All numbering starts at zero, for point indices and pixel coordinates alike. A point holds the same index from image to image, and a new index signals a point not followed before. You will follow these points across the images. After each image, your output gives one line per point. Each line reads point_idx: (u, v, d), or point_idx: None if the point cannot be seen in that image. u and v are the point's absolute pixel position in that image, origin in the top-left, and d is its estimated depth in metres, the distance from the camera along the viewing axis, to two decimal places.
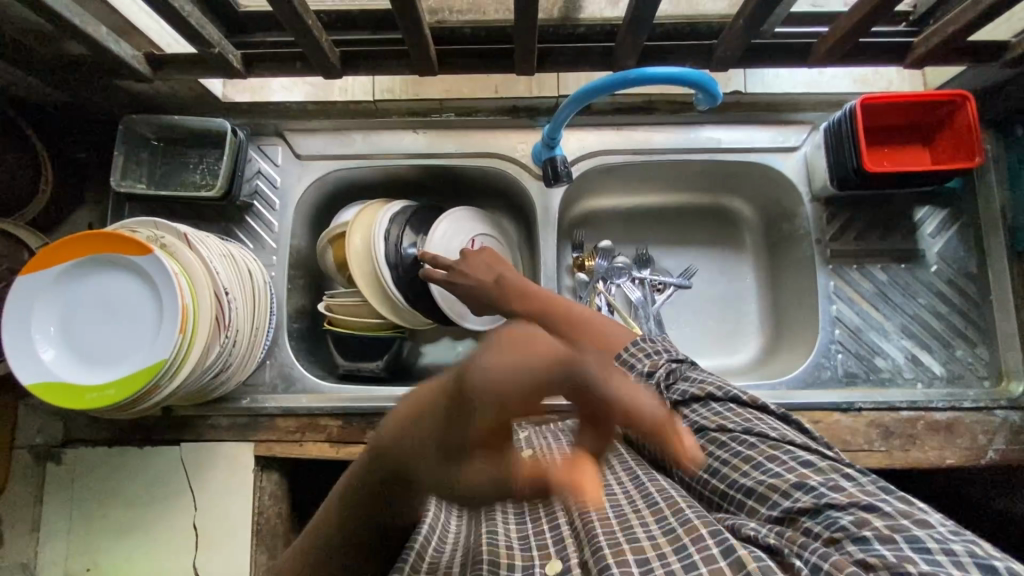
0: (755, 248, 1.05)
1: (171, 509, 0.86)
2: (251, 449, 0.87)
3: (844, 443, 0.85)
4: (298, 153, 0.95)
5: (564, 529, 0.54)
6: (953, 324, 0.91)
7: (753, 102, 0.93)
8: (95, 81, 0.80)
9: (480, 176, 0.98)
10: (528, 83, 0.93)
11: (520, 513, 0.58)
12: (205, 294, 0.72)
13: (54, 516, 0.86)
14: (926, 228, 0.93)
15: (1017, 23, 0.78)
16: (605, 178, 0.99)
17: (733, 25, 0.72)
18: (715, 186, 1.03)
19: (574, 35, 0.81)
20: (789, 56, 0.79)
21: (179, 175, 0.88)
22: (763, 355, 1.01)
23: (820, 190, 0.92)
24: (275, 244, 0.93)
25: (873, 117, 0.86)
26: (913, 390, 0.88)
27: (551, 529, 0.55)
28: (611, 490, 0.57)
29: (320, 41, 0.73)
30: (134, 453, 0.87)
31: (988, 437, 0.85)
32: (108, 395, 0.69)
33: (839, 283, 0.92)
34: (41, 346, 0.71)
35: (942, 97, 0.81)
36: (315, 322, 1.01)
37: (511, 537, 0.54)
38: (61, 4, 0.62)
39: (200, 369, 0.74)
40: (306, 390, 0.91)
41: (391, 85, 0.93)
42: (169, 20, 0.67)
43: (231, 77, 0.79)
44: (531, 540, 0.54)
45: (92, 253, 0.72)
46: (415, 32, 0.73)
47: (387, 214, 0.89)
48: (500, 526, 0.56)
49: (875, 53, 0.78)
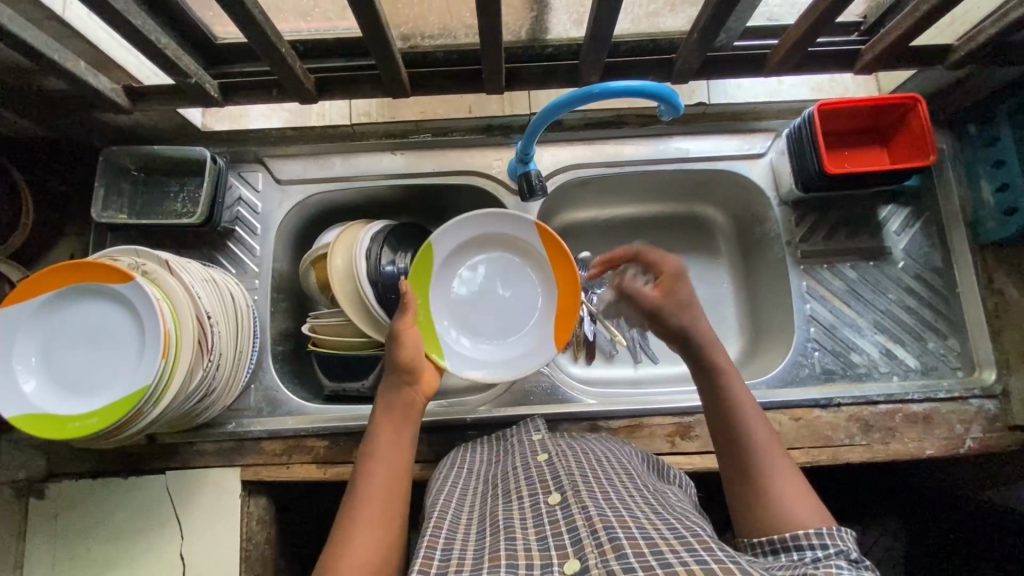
0: (729, 253, 1.08)
1: (159, 540, 0.85)
2: (236, 473, 0.87)
3: (826, 438, 0.86)
4: (278, 178, 0.96)
5: (582, 531, 0.53)
6: (922, 318, 0.93)
7: (717, 113, 0.97)
8: (77, 115, 0.82)
9: (458, 193, 1.00)
10: (501, 102, 0.99)
11: (535, 516, 0.57)
12: (187, 319, 0.73)
13: (38, 552, 0.85)
14: (891, 225, 0.96)
15: (959, 27, 0.82)
16: (580, 191, 1.02)
17: (688, 40, 0.76)
18: (688, 195, 1.06)
19: (542, 55, 0.85)
20: (747, 66, 0.83)
21: (161, 204, 0.90)
22: (743, 357, 1.03)
23: (787, 195, 0.95)
24: (258, 269, 0.94)
25: (833, 122, 0.90)
26: (890, 383, 0.90)
27: (567, 530, 0.54)
28: (634, 513, 0.55)
29: (294, 70, 0.76)
30: (121, 484, 0.87)
31: (966, 426, 0.87)
32: (90, 424, 0.69)
33: (811, 283, 0.95)
34: (23, 377, 0.71)
35: (893, 99, 0.85)
36: (299, 345, 1.02)
37: (527, 538, 0.54)
38: (40, 42, 0.64)
39: (183, 394, 0.74)
40: (292, 412, 0.91)
41: (368, 109, 0.99)
42: (147, 54, 0.69)
43: (208, 105, 0.81)
44: (549, 541, 0.54)
45: (79, 282, 0.72)
46: (388, 58, 0.76)
47: (367, 234, 0.91)
48: (516, 529, 0.56)
49: (826, 60, 0.82)
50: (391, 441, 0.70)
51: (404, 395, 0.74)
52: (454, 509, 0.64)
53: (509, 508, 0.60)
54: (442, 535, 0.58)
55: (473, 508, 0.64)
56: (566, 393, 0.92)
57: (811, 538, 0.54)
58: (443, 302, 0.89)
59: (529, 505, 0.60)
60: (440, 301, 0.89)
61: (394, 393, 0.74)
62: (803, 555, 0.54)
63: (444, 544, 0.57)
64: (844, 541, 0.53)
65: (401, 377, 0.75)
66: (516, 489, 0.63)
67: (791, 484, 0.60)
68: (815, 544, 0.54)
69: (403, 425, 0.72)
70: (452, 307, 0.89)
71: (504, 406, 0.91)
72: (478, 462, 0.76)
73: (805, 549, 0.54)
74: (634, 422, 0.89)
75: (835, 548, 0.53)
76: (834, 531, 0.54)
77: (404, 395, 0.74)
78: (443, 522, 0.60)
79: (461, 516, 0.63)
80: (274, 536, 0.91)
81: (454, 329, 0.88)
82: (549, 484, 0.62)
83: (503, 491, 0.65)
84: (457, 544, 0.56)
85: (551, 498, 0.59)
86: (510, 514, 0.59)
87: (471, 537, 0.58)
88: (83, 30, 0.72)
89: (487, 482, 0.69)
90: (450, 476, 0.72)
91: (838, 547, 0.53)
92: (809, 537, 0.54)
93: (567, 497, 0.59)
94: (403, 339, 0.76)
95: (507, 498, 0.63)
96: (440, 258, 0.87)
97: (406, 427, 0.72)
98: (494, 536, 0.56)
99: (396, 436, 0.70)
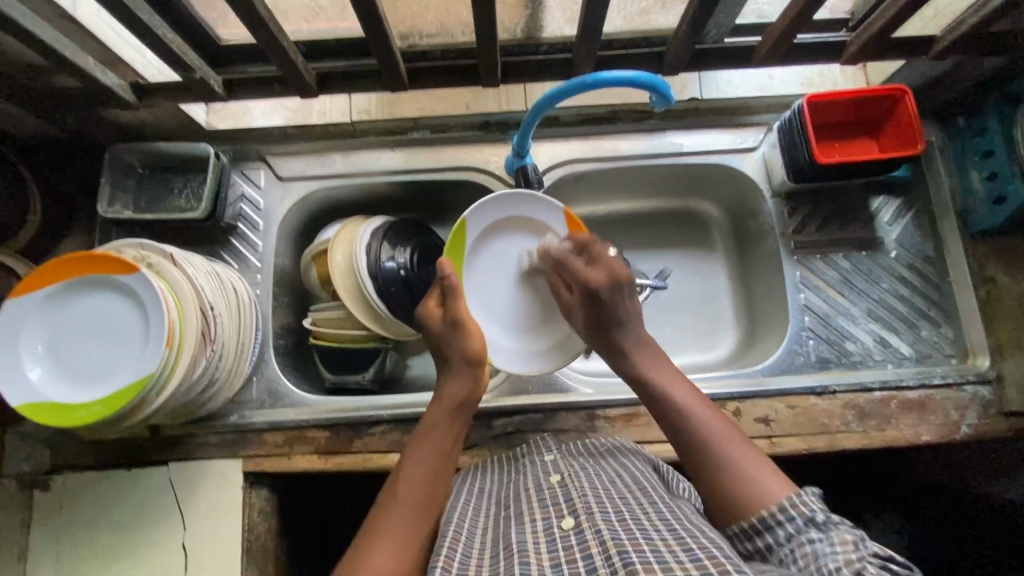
0: (724, 246, 1.10)
1: (162, 529, 0.86)
2: (238, 465, 0.88)
3: (822, 425, 0.87)
4: (280, 175, 0.98)
5: (597, 558, 0.52)
6: (916, 306, 0.94)
7: (710, 107, 0.99)
8: (85, 111, 0.84)
9: (456, 189, 1.02)
10: (497, 98, 1.02)
11: (549, 541, 0.56)
12: (192, 312, 0.75)
13: (45, 544, 0.86)
14: (882, 216, 0.97)
15: (943, 18, 0.84)
16: (576, 186, 1.03)
17: (677, 33, 0.78)
18: (682, 190, 1.08)
19: (538, 53, 0.86)
20: (736, 59, 0.85)
21: (165, 200, 0.91)
22: (739, 349, 1.04)
23: (779, 186, 0.97)
24: (260, 264, 0.96)
25: (822, 113, 0.91)
26: (884, 371, 0.91)
27: (582, 557, 0.53)
28: (648, 534, 0.54)
29: (296, 64, 0.78)
30: (124, 476, 0.87)
31: (961, 413, 0.88)
32: (95, 411, 0.70)
33: (805, 272, 0.96)
34: (28, 365, 0.73)
35: (880, 92, 0.88)
36: (300, 339, 1.03)
37: (541, 565, 0.53)
38: (53, 40, 0.67)
39: (186, 383, 0.76)
40: (293, 404, 0.92)
41: (367, 106, 1.02)
42: (154, 49, 0.72)
43: (213, 101, 0.84)
44: (563, 569, 0.52)
45: (85, 274, 0.74)
46: (388, 55, 0.78)
47: (367, 229, 0.93)
48: (529, 554, 0.54)
49: (814, 51, 0.84)
50: (446, 432, 0.71)
51: (467, 395, 0.75)
52: (467, 529, 0.62)
53: (523, 530, 0.58)
54: (455, 558, 0.56)
55: (486, 530, 0.62)
56: (564, 382, 0.93)
57: (777, 516, 0.58)
58: (474, 286, 0.89)
59: (541, 529, 0.58)
60: (472, 284, 0.89)
61: (459, 386, 0.76)
62: (776, 535, 0.57)
63: (459, 567, 0.56)
64: (810, 507, 0.57)
65: (469, 369, 0.77)
66: (529, 510, 0.62)
67: (761, 463, 0.63)
68: (784, 518, 0.57)
69: (458, 427, 0.73)
70: (486, 292, 0.90)
71: (505, 396, 0.92)
72: (491, 484, 0.73)
73: (776, 528, 0.58)
74: (631, 411, 0.89)
75: (803, 517, 0.57)
76: (796, 499, 0.58)
77: (467, 390, 0.76)
78: (458, 543, 0.59)
79: (475, 540, 0.60)
80: (275, 528, 0.92)
81: (491, 318, 0.89)
82: (562, 507, 0.61)
83: (515, 512, 0.63)
84: (472, 569, 0.55)
85: (564, 523, 0.58)
86: (523, 536, 0.57)
87: (485, 562, 0.56)
88: (92, 27, 0.74)
89: (499, 504, 0.67)
90: (463, 493, 0.70)
91: (803, 516, 0.57)
92: (775, 515, 0.58)
93: (581, 522, 0.57)
94: (472, 329, 0.78)
95: (519, 519, 0.61)
96: (471, 245, 0.87)
97: (459, 427, 0.74)
98: (508, 559, 0.54)
99: (450, 428, 0.72)
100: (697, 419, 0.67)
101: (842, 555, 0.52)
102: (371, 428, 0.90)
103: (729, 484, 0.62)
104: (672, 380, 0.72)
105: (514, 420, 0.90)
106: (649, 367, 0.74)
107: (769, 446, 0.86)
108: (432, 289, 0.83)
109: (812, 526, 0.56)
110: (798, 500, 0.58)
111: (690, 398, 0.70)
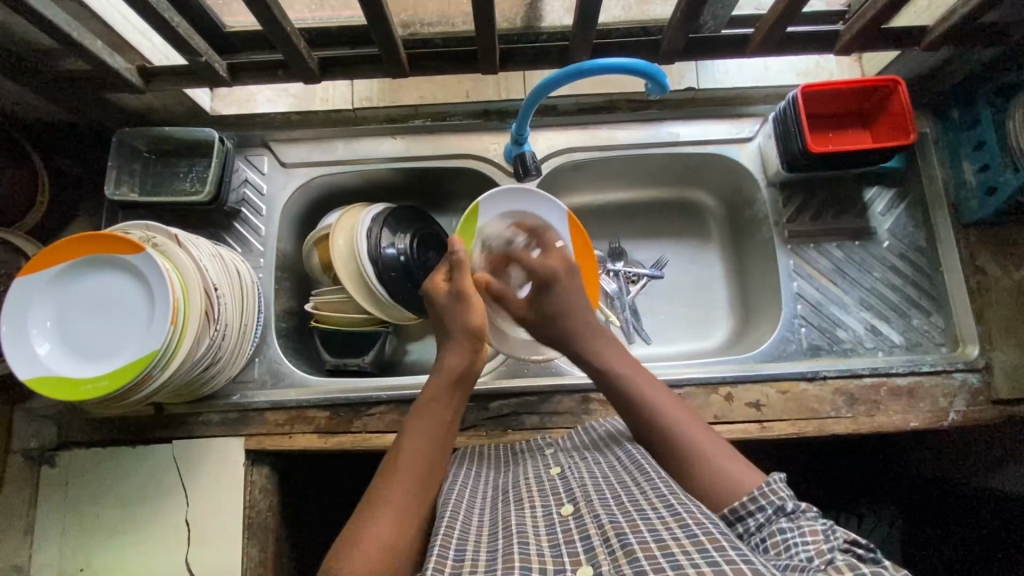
0: (719, 236, 1.11)
1: (165, 504, 0.88)
2: (240, 443, 0.90)
3: (812, 410, 0.89)
4: (283, 162, 1.00)
5: (595, 539, 0.53)
6: (907, 295, 0.96)
7: (706, 97, 1.01)
8: (92, 95, 0.86)
9: (457, 176, 1.04)
10: (497, 86, 1.03)
11: (548, 525, 0.57)
12: (195, 290, 0.76)
13: (53, 516, 0.88)
14: (876, 207, 0.99)
15: (935, 10, 0.85)
16: (573, 175, 1.05)
17: (671, 23, 0.80)
18: (680, 180, 1.09)
19: (538, 41, 0.88)
20: (731, 48, 0.87)
21: (170, 183, 0.94)
22: (733, 336, 1.06)
23: (774, 177, 0.98)
24: (262, 248, 0.98)
25: (816, 104, 0.93)
26: (874, 357, 0.93)
27: (580, 538, 0.54)
28: (645, 514, 0.55)
29: (300, 50, 0.80)
30: (129, 452, 0.90)
31: (949, 400, 0.89)
32: (101, 385, 0.72)
33: (798, 261, 0.97)
34: (37, 341, 0.75)
35: (875, 83, 0.89)
36: (302, 323, 1.05)
37: (540, 544, 0.54)
38: (62, 22, 0.69)
39: (190, 361, 0.77)
40: (293, 385, 0.94)
41: (369, 93, 1.02)
42: (161, 32, 0.74)
43: (217, 85, 0.86)
44: (561, 548, 0.53)
45: (92, 253, 0.76)
46: (389, 42, 0.80)
47: (369, 215, 0.95)
48: (529, 535, 0.56)
49: (808, 41, 0.85)
50: (446, 405, 0.73)
51: (466, 366, 0.76)
52: (466, 510, 0.63)
53: (523, 514, 0.60)
54: (455, 534, 0.57)
55: (485, 513, 0.63)
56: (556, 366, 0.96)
57: (749, 505, 0.58)
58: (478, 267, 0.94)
59: (541, 514, 0.60)
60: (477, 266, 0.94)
61: (460, 359, 0.77)
62: (747, 523, 0.58)
63: (457, 544, 0.56)
64: (779, 495, 0.58)
65: (468, 344, 0.78)
66: (528, 497, 0.64)
67: (731, 454, 0.65)
68: (754, 508, 0.58)
69: (457, 401, 0.75)
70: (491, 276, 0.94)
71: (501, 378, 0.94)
72: (488, 470, 0.75)
73: (746, 518, 0.58)
74: None
75: (773, 505, 0.57)
76: (766, 487, 0.59)
77: (467, 364, 0.77)
78: (456, 522, 0.60)
79: (473, 519, 0.62)
80: (276, 505, 0.94)
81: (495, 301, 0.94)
82: (562, 495, 0.62)
83: (514, 498, 0.65)
84: (470, 544, 0.57)
85: (563, 509, 0.60)
86: (523, 520, 0.59)
87: (483, 539, 0.58)
88: (100, 11, 0.76)
89: (495, 488, 0.69)
90: (458, 475, 0.72)
91: (773, 504, 0.57)
92: (746, 505, 0.59)
93: (579, 508, 0.59)
94: (475, 304, 0.80)
95: (520, 505, 0.63)
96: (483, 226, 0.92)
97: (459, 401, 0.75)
98: (506, 540, 0.56)
99: (449, 401, 0.73)
100: (655, 410, 0.69)
101: (814, 544, 0.53)
102: (368, 409, 0.92)
103: (701, 468, 0.63)
104: (629, 369, 0.74)
105: (510, 402, 0.92)
106: (599, 355, 0.77)
107: (760, 430, 0.88)
108: (439, 265, 0.85)
109: (781, 514, 0.57)
110: (770, 487, 0.59)
111: (646, 386, 0.72)
